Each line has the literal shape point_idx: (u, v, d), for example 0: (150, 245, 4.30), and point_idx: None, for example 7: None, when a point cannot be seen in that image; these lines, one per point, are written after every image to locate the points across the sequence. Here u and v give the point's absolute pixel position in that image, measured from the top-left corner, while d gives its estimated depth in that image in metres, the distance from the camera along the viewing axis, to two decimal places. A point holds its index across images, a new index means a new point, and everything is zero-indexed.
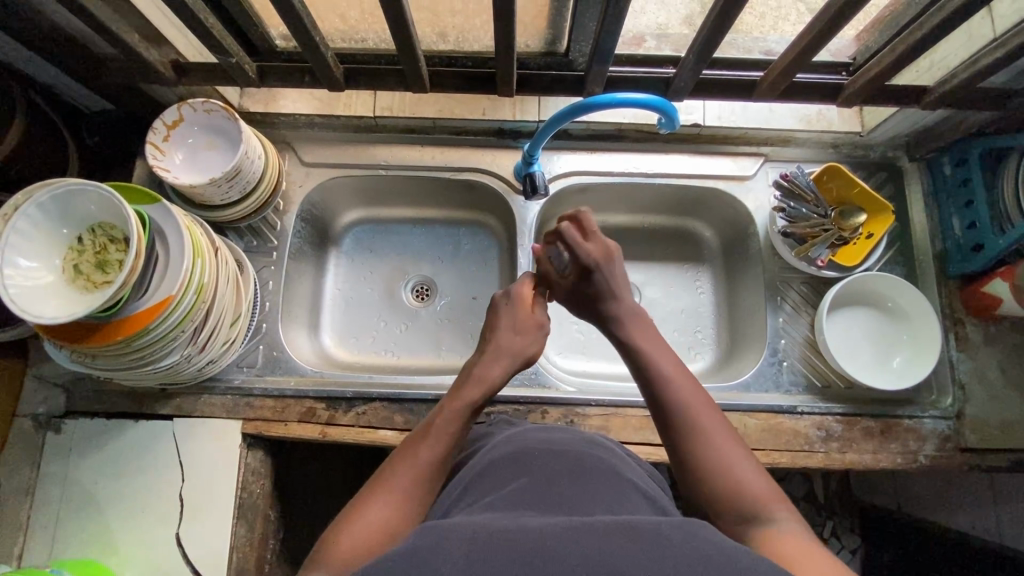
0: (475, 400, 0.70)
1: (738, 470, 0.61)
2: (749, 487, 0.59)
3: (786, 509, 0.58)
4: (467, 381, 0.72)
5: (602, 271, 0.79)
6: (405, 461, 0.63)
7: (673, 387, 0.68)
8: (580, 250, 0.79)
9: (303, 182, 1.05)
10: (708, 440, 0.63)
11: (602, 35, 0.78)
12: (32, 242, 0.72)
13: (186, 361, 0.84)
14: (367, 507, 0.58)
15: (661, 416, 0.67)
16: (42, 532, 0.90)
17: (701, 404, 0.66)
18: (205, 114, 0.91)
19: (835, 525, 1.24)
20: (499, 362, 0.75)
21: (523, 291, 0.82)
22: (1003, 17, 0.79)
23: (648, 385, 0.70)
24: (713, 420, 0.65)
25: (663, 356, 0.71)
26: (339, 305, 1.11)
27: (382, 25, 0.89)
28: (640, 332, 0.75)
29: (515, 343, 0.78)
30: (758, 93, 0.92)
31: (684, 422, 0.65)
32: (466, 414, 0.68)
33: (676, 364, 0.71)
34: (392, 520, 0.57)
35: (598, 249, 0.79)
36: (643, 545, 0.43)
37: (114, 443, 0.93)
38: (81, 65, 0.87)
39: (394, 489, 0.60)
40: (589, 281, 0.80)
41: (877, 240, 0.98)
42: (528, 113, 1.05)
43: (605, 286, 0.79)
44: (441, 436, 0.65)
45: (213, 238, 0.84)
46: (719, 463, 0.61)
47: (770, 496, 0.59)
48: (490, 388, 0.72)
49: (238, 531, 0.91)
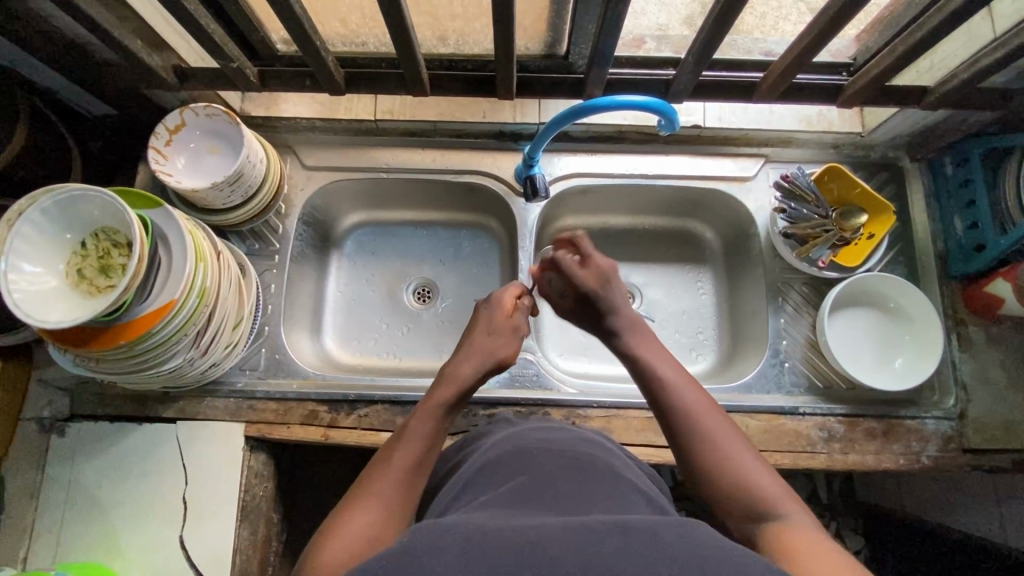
0: (448, 399, 0.71)
1: (746, 466, 0.61)
2: (757, 483, 0.59)
3: (797, 504, 0.58)
4: (439, 381, 0.73)
5: (600, 294, 0.81)
6: (382, 467, 0.63)
7: (677, 390, 0.68)
8: (576, 277, 0.82)
9: (305, 185, 1.05)
10: (714, 439, 0.63)
11: (601, 38, 0.78)
12: (36, 247, 0.73)
13: (190, 365, 0.85)
14: (348, 517, 0.58)
15: (666, 419, 0.68)
16: (47, 534, 0.91)
17: (704, 404, 0.67)
18: (208, 118, 0.92)
19: (838, 525, 1.23)
20: (468, 360, 0.76)
21: (503, 297, 0.84)
22: (1003, 17, 0.79)
23: (651, 390, 0.71)
24: (717, 420, 0.65)
25: (664, 361, 0.73)
26: (341, 307, 1.11)
27: (382, 29, 0.89)
28: (646, 343, 0.77)
29: (487, 342, 0.79)
30: (757, 94, 0.92)
31: (689, 422, 0.65)
32: (439, 414, 0.69)
33: (678, 368, 0.72)
34: (375, 528, 0.57)
35: (593, 278, 0.82)
36: (641, 545, 0.44)
37: (116, 446, 0.93)
38: (84, 71, 0.88)
39: (375, 498, 0.60)
40: (589, 304, 0.82)
41: (879, 241, 0.98)
42: (528, 116, 1.06)
43: (608, 307, 0.80)
44: (416, 437, 0.66)
45: (216, 242, 0.85)
46: (728, 464, 0.61)
47: (779, 489, 0.59)
48: (461, 387, 0.73)
49: (241, 533, 0.91)
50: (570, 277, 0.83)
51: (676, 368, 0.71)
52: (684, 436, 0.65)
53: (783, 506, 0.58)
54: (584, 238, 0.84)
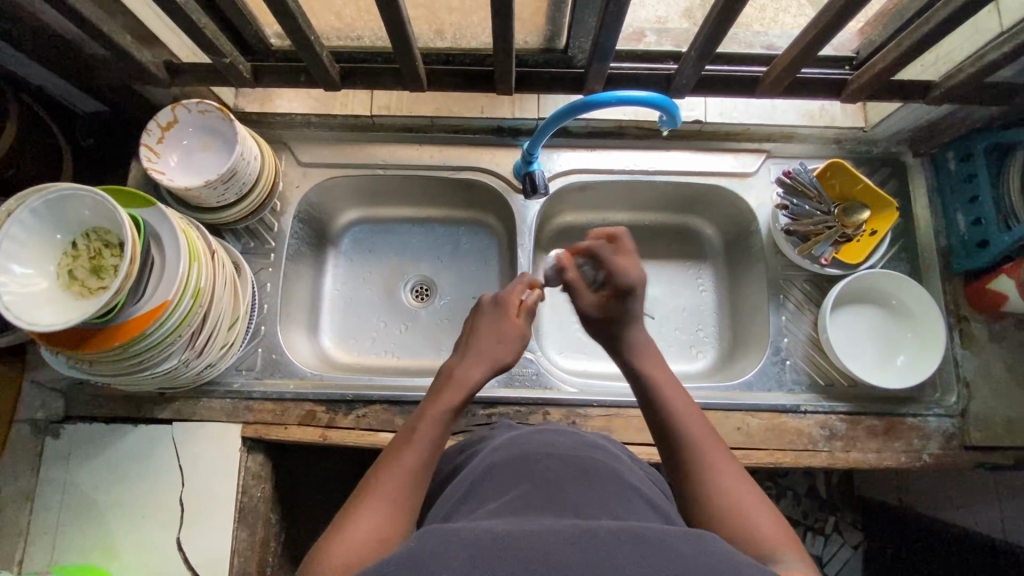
0: (456, 403, 0.70)
1: (748, 507, 0.59)
2: (757, 526, 0.58)
3: (793, 548, 0.56)
4: (446, 383, 0.72)
5: (638, 290, 0.78)
6: (389, 468, 0.62)
7: (682, 424, 0.68)
8: (616, 269, 0.78)
9: (300, 183, 1.04)
10: (715, 476, 0.62)
11: (601, 33, 0.77)
12: (25, 248, 0.71)
13: (185, 366, 0.83)
14: (355, 518, 0.57)
15: (670, 455, 0.67)
16: (42, 538, 0.89)
17: (711, 443, 0.66)
18: (200, 115, 0.90)
19: (837, 520, 1.24)
20: (475, 364, 0.75)
21: (510, 298, 0.81)
22: (1011, 10, 0.78)
23: (657, 422, 0.70)
24: (724, 460, 0.64)
25: (674, 392, 0.71)
26: (339, 306, 1.10)
27: (379, 22, 0.88)
28: (659, 367, 0.75)
29: (491, 346, 0.77)
30: (760, 89, 0.90)
31: (693, 458, 0.64)
32: (446, 417, 0.68)
33: (686, 401, 0.70)
34: (381, 531, 0.56)
35: (635, 269, 0.78)
36: (647, 555, 0.43)
37: (112, 448, 0.92)
38: (73, 66, 0.86)
39: (382, 498, 0.59)
40: (626, 301, 0.78)
41: (881, 238, 0.97)
42: (526, 111, 1.04)
43: (632, 312, 0.79)
44: (424, 440, 0.65)
45: (209, 241, 0.84)
46: (729, 503, 0.60)
47: (778, 533, 0.57)
48: (469, 391, 0.72)
49: (239, 535, 0.90)
50: (610, 266, 0.78)
51: (684, 402, 0.70)
52: (686, 469, 0.64)
53: (781, 547, 0.56)
54: (624, 233, 0.81)
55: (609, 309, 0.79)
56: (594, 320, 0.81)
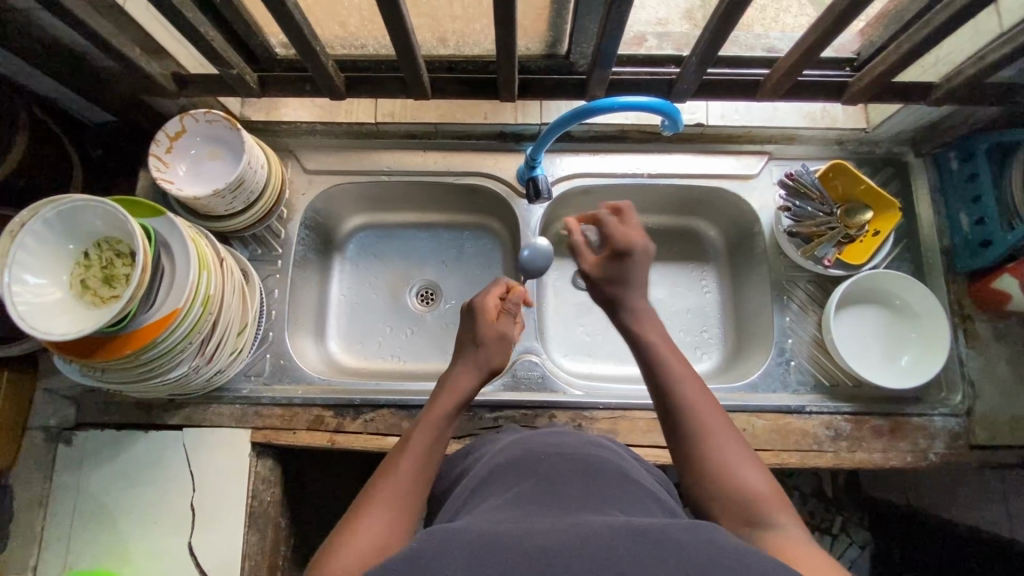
0: (449, 409, 0.71)
1: (743, 473, 0.60)
2: (753, 493, 0.58)
3: (788, 512, 0.57)
4: (438, 392, 0.74)
5: (636, 256, 0.81)
6: (388, 478, 0.63)
7: (679, 386, 0.68)
8: (614, 231, 0.83)
9: (306, 190, 1.05)
10: (714, 441, 0.63)
11: (604, 39, 0.77)
12: (39, 258, 0.72)
13: (195, 372, 0.84)
14: (357, 523, 0.58)
15: (667, 415, 0.67)
16: (56, 544, 0.91)
17: (709, 406, 0.66)
18: (207, 124, 0.91)
19: (844, 520, 1.22)
20: (466, 371, 0.77)
21: (486, 303, 0.83)
22: (1010, 12, 0.78)
23: (656, 388, 0.70)
24: (724, 426, 0.64)
25: (672, 356, 0.72)
26: (345, 311, 1.11)
27: (382, 31, 0.89)
28: (658, 333, 0.75)
29: (481, 353, 0.78)
30: (761, 93, 0.91)
31: (692, 420, 0.65)
32: (441, 422, 0.70)
33: (685, 366, 0.71)
34: (382, 539, 0.56)
35: (639, 237, 0.82)
36: (657, 550, 0.43)
37: (122, 454, 0.93)
38: (83, 78, 0.87)
39: (383, 504, 0.60)
40: (622, 263, 0.81)
41: (884, 238, 0.98)
42: (529, 117, 1.05)
43: (631, 276, 0.80)
44: (420, 445, 0.66)
45: (218, 249, 0.85)
46: (728, 470, 0.60)
47: (773, 498, 0.58)
48: (461, 397, 0.74)
49: (250, 539, 0.91)
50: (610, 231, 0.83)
51: (682, 365, 0.71)
52: (684, 430, 0.65)
53: (774, 511, 0.57)
54: (629, 207, 0.85)
55: (606, 268, 0.81)
56: (593, 278, 0.82)
